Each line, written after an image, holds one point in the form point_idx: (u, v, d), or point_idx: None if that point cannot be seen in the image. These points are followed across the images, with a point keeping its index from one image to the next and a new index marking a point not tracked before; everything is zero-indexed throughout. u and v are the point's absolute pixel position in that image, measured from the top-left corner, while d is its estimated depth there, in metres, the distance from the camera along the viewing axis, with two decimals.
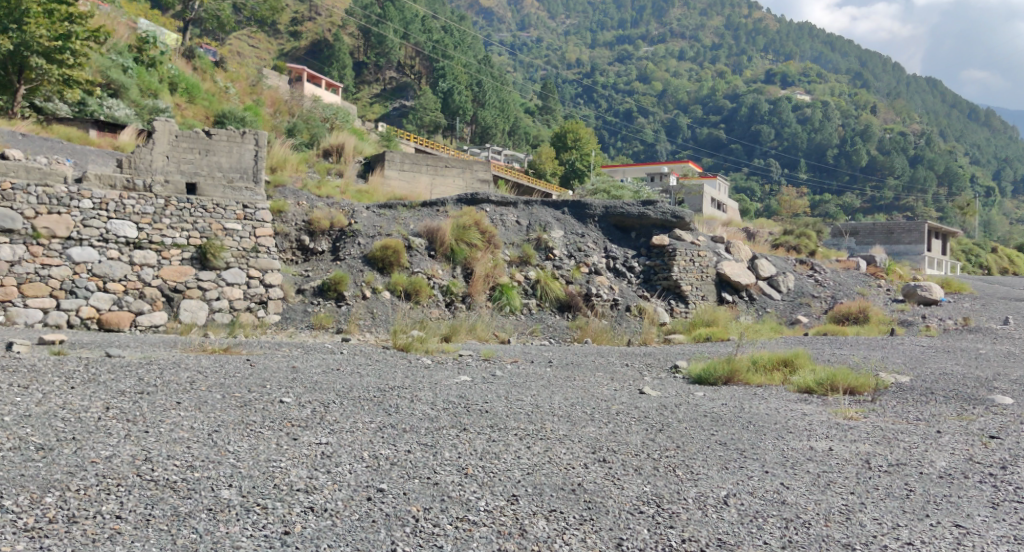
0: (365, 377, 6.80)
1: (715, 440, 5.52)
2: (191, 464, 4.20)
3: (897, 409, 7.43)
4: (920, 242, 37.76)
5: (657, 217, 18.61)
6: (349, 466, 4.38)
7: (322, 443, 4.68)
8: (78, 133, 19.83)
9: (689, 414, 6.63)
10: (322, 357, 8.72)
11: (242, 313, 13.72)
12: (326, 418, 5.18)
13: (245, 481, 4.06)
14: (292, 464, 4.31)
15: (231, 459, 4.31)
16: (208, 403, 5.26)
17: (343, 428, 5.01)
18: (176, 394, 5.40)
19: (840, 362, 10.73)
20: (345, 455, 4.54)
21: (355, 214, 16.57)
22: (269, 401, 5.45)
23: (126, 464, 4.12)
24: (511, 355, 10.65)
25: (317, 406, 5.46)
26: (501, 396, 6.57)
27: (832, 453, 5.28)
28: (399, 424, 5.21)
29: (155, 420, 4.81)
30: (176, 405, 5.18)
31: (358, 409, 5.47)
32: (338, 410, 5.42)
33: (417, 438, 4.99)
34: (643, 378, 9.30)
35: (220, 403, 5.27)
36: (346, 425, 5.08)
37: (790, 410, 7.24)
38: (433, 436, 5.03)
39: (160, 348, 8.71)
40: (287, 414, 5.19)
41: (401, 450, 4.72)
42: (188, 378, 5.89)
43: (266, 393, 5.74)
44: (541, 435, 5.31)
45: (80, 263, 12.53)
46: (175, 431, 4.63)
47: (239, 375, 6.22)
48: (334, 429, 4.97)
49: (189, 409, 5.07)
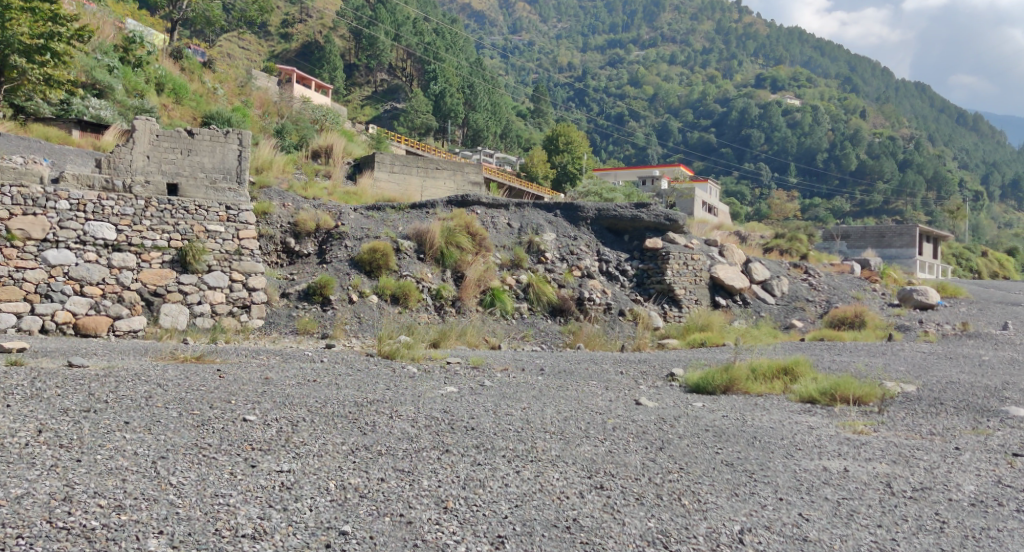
0: (342, 389, 6.34)
1: (722, 461, 5.09)
2: (120, 504, 3.70)
3: (907, 421, 7.06)
4: (912, 246, 37.32)
5: (649, 219, 18.30)
6: (310, 501, 3.93)
7: (284, 472, 4.23)
8: (58, 133, 19.35)
9: (689, 427, 6.24)
10: (301, 366, 8.21)
11: (224, 318, 13.21)
12: (293, 440, 4.74)
13: (181, 526, 3.58)
14: (241, 502, 3.85)
15: (170, 496, 3.84)
16: (161, 422, 4.82)
17: (310, 453, 4.56)
18: (126, 411, 4.94)
19: (842, 370, 10.32)
20: (306, 487, 4.08)
21: (343, 216, 16.10)
22: (230, 420, 4.98)
23: (38, 507, 3.58)
24: (502, 362, 10.21)
25: (284, 425, 5.00)
26: (488, 409, 6.11)
27: (848, 475, 4.87)
28: (374, 447, 4.76)
29: (92, 445, 4.34)
30: (124, 425, 4.70)
31: (330, 428, 5.03)
32: (307, 429, 4.96)
33: (392, 462, 4.55)
34: (639, 387, 8.90)
35: (174, 423, 4.81)
36: (312, 448, 4.62)
37: (795, 423, 6.86)
38: (412, 461, 4.59)
39: (129, 356, 8.18)
40: (249, 435, 4.74)
41: (374, 479, 4.27)
42: (146, 393, 5.42)
43: (230, 409, 5.28)
44: (531, 457, 4.87)
45: (55, 266, 12.02)
46: (112, 460, 4.15)
47: (205, 389, 5.75)
48: (298, 454, 4.52)
49: (137, 431, 4.61)
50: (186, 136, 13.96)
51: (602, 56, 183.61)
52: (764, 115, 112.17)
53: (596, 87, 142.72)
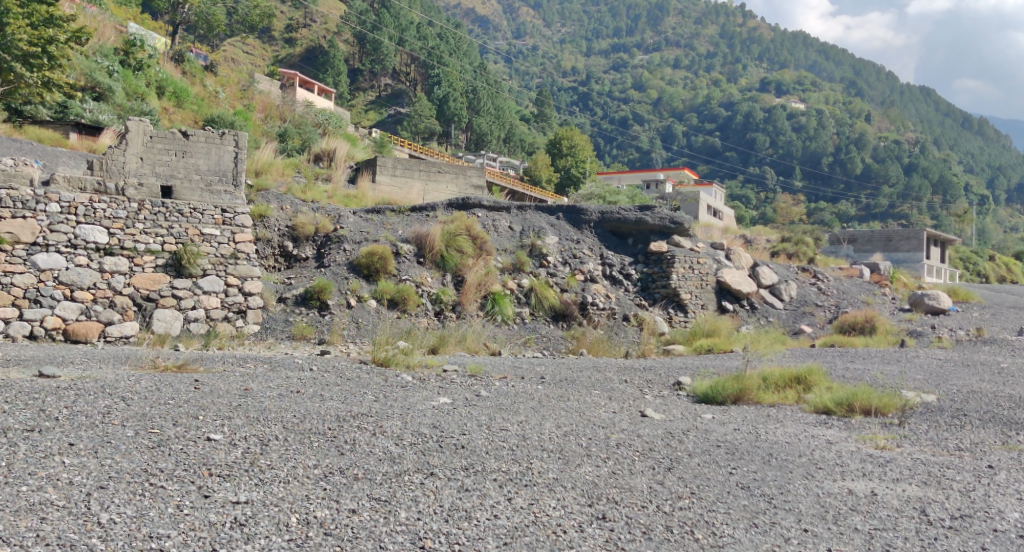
0: (326, 401, 5.92)
1: (736, 484, 4.65)
2: None
3: (932, 435, 6.64)
4: (920, 250, 36.62)
5: (655, 222, 17.82)
6: (262, 543, 3.50)
7: (239, 505, 3.80)
8: (52, 135, 19.01)
9: (699, 443, 5.79)
10: (288, 375, 7.74)
11: (218, 323, 12.78)
12: (258, 463, 4.31)
13: None
14: (179, 545, 3.42)
15: (93, 540, 3.39)
16: (111, 442, 4.41)
17: (274, 479, 4.14)
18: (74, 431, 4.52)
19: (858, 379, 9.84)
20: (262, 523, 3.65)
21: (342, 219, 15.70)
22: (192, 439, 4.56)
23: None
24: (501, 370, 9.73)
25: (253, 445, 4.59)
26: (481, 424, 5.64)
27: (877, 500, 4.43)
28: (349, 470, 4.34)
29: (24, 472, 3.91)
30: (67, 448, 4.27)
31: (303, 448, 4.61)
32: (277, 451, 4.54)
33: (368, 488, 4.13)
34: (644, 397, 8.46)
35: (128, 444, 4.39)
36: (279, 474, 4.20)
37: (812, 438, 6.45)
38: (391, 487, 4.16)
39: (105, 365, 7.67)
40: (209, 457, 4.33)
41: (344, 510, 3.85)
42: (105, 409, 5.01)
43: (197, 426, 4.86)
44: (526, 480, 4.44)
45: (45, 271, 11.64)
46: (38, 493, 3.70)
47: (175, 403, 5.32)
48: (261, 481, 4.10)
49: (81, 456, 4.18)
50: (181, 138, 13.76)
51: (606, 60, 183.19)
52: (769, 118, 111.68)
53: (600, 91, 142.12)
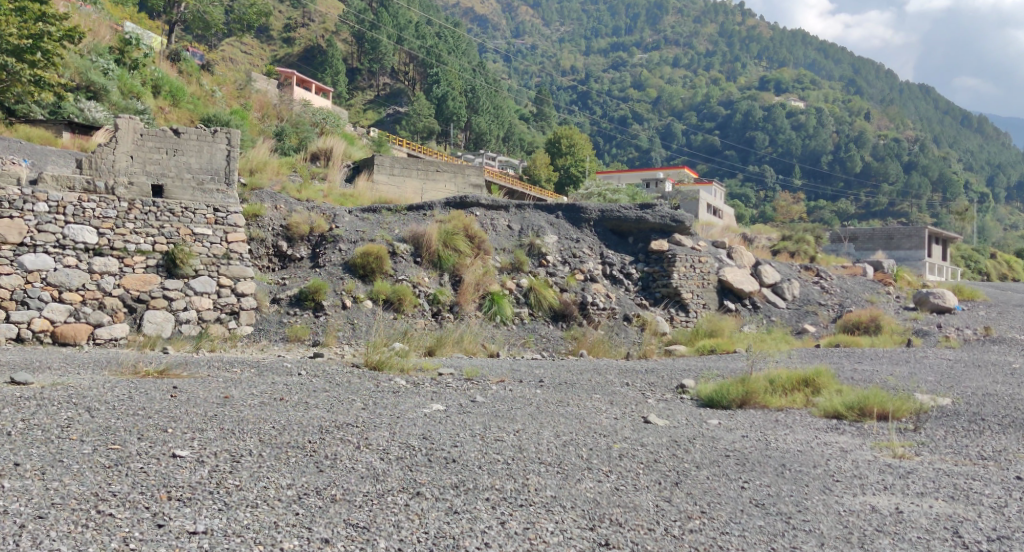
0: (310, 410, 5.57)
1: (749, 500, 4.33)
2: None
3: (951, 442, 6.30)
4: (921, 248, 36.25)
5: (655, 221, 17.45)
6: None
7: (198, 535, 3.47)
8: (43, 134, 18.66)
9: (707, 453, 5.45)
10: (275, 380, 7.37)
11: (211, 325, 12.46)
12: (225, 483, 3.99)
13: None
14: None
15: None
16: (63, 462, 4.08)
17: (240, 503, 3.79)
18: (24, 448, 4.19)
19: (869, 381, 9.48)
20: None
21: (336, 219, 15.34)
22: (155, 456, 4.24)
23: None
24: (499, 374, 9.35)
25: (221, 461, 4.26)
26: (474, 434, 5.31)
27: (905, 519, 4.12)
28: (326, 491, 4.00)
29: None
30: (12, 469, 3.94)
31: (277, 465, 4.29)
32: (249, 469, 4.20)
33: (345, 512, 3.79)
34: (647, 401, 8.12)
35: (83, 464, 4.07)
36: (246, 497, 3.86)
37: (826, 446, 6.10)
38: (371, 511, 3.83)
39: (85, 371, 7.28)
40: (171, 477, 4.00)
41: (315, 542, 3.50)
42: (65, 421, 4.69)
43: (166, 441, 4.52)
44: (521, 500, 4.10)
45: (33, 271, 11.33)
46: None
47: (144, 412, 5.00)
48: (224, 505, 3.76)
49: (27, 479, 3.85)
50: (172, 135, 12.97)
51: (605, 59, 182.43)
52: (769, 116, 111.37)
53: (600, 90, 141.28)
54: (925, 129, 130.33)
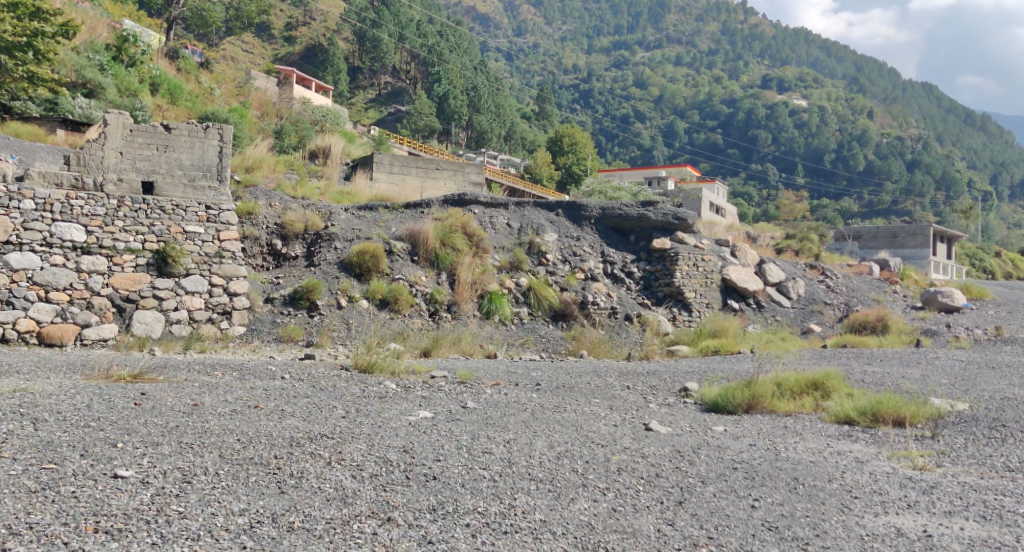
0: (283, 419, 5.22)
1: (761, 523, 3.95)
2: None
3: (973, 451, 5.90)
4: (926, 246, 35.90)
5: (657, 219, 17.03)
6: None
7: None
8: (32, 129, 18.29)
9: (713, 464, 5.07)
10: (254, 386, 6.97)
11: (202, 325, 12.10)
12: (166, 512, 3.62)
13: None
14: None
15: None
16: None
17: (178, 538, 3.42)
18: None
19: (879, 385, 9.07)
20: None
21: (333, 217, 14.94)
22: (94, 477, 3.91)
23: None
24: (494, 376, 8.94)
25: (167, 484, 3.92)
26: (461, 446, 4.92)
27: (935, 544, 3.77)
28: (283, 517, 3.66)
29: None
30: None
31: (230, 488, 3.93)
32: (198, 491, 3.86)
33: (301, 545, 3.44)
34: (648, 406, 7.73)
35: (10, 487, 3.71)
36: (189, 526, 3.50)
37: (839, 455, 5.70)
38: (330, 545, 3.46)
39: (53, 376, 6.91)
40: (106, 503, 3.65)
41: None
42: (6, 437, 4.35)
43: (112, 461, 4.17)
44: (500, 526, 3.73)
45: (18, 271, 10.94)
46: None
47: (96, 429, 4.65)
48: (159, 539, 3.39)
49: None
50: (162, 131, 12.45)
51: (607, 58, 181.60)
52: (771, 114, 110.68)
53: (603, 88, 140.93)
54: (929, 127, 129.65)
